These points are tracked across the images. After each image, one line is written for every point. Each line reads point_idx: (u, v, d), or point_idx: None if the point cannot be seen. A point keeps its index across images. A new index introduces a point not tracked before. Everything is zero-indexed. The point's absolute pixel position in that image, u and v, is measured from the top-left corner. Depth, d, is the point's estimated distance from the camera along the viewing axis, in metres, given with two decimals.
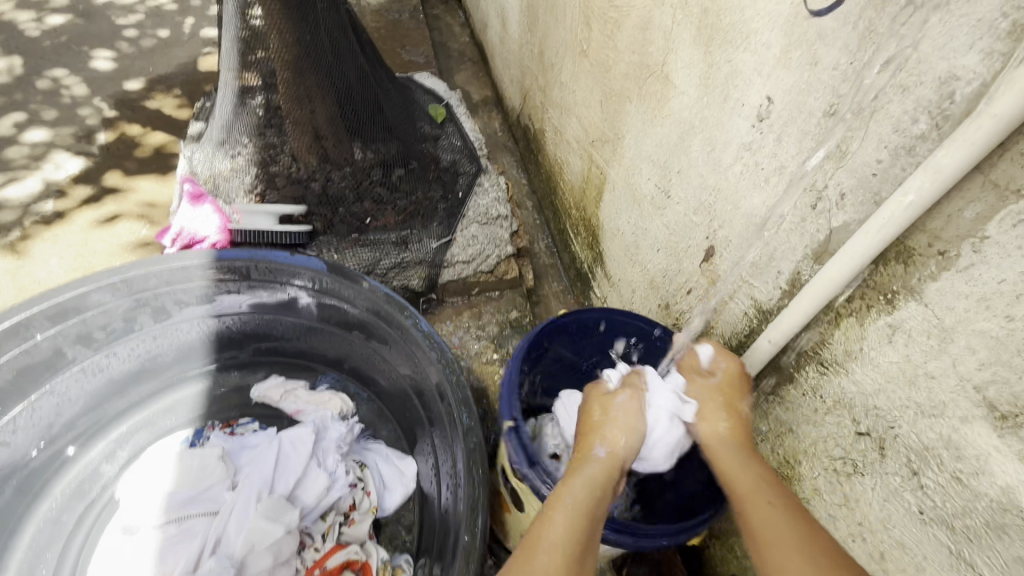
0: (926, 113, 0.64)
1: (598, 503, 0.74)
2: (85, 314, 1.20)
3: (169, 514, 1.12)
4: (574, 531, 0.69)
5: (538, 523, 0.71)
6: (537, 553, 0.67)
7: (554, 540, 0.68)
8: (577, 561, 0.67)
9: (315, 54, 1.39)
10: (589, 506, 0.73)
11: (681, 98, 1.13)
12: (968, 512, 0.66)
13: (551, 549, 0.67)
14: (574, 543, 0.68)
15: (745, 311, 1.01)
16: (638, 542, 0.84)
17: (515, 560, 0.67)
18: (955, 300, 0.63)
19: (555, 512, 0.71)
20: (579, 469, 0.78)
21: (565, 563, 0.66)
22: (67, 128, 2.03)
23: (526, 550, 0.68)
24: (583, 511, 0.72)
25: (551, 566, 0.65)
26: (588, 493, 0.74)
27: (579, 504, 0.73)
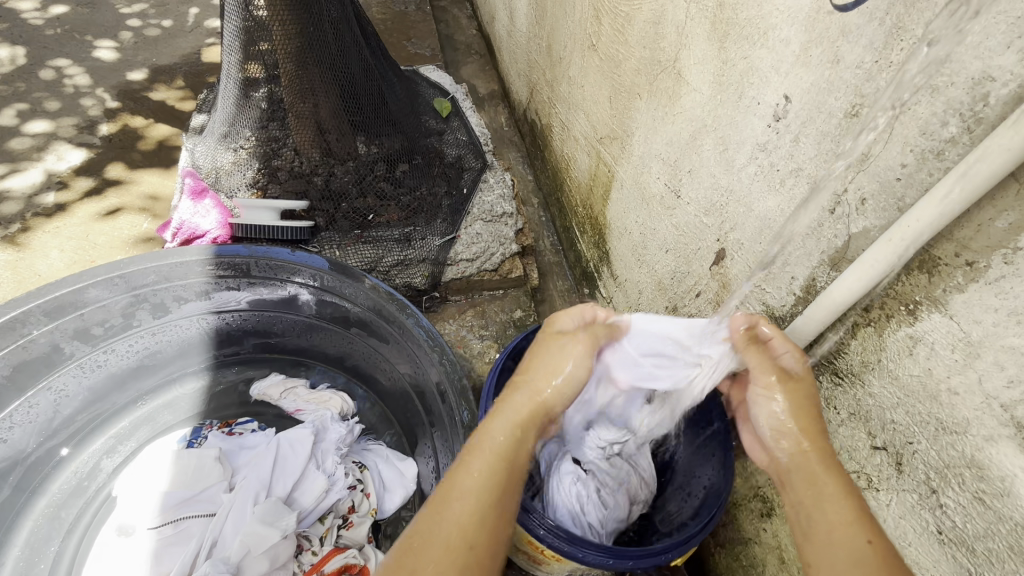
0: (956, 116, 0.60)
1: (518, 447, 0.74)
2: (84, 310, 1.18)
3: (164, 516, 1.10)
4: (489, 475, 0.70)
5: (455, 468, 0.71)
6: (451, 500, 0.67)
7: (470, 485, 0.68)
8: (492, 505, 0.68)
9: (319, 46, 1.36)
10: (509, 453, 0.73)
11: (694, 95, 1.09)
12: (991, 535, 0.63)
13: (467, 497, 0.67)
14: (491, 487, 0.69)
15: (756, 317, 0.98)
16: (619, 563, 0.80)
17: (429, 507, 0.67)
18: (984, 314, 0.60)
19: (472, 458, 0.71)
20: (502, 410, 0.78)
21: (476, 511, 0.66)
22: (69, 118, 2.02)
23: (441, 497, 0.68)
24: (502, 458, 0.72)
25: (462, 518, 0.65)
26: (509, 437, 0.74)
27: (498, 449, 0.73)
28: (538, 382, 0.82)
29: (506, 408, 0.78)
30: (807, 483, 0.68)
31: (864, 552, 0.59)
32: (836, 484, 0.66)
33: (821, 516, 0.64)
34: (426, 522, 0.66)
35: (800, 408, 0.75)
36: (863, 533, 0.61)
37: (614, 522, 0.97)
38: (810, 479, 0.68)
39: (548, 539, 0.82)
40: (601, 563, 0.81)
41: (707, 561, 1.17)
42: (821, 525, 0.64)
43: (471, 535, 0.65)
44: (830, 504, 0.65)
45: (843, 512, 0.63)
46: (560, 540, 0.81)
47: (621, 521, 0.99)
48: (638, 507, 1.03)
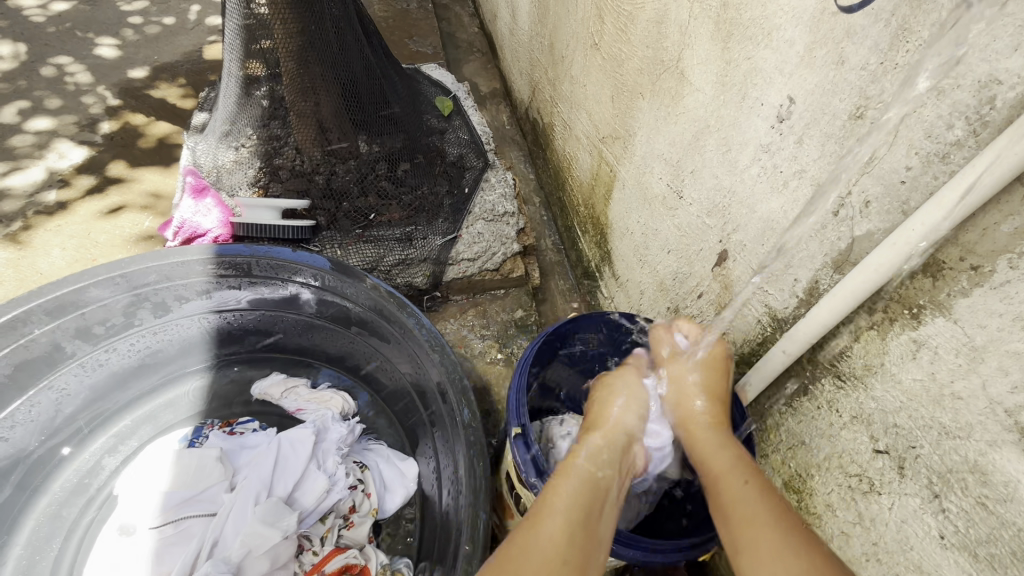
0: (963, 119, 0.60)
1: (603, 471, 0.78)
2: (85, 309, 1.18)
3: (165, 515, 1.10)
4: (579, 497, 0.72)
5: (547, 489, 0.74)
6: (546, 517, 0.69)
7: (562, 505, 0.71)
8: (581, 525, 0.69)
9: (320, 44, 1.35)
10: (594, 476, 0.76)
11: (697, 95, 1.09)
12: (994, 540, 0.63)
13: (560, 516, 0.69)
14: (580, 506, 0.71)
15: (759, 319, 0.98)
16: (648, 556, 0.81)
17: (523, 526, 0.69)
18: (988, 318, 0.60)
19: (561, 480, 0.75)
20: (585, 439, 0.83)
21: (569, 528, 0.68)
22: (71, 116, 2.01)
23: (533, 519, 0.70)
24: (589, 480, 0.75)
25: (556, 535, 0.67)
26: (593, 463, 0.78)
27: (586, 474, 0.76)
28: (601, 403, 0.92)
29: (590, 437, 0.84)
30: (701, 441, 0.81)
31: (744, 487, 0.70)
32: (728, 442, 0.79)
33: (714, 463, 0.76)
34: (522, 539, 0.67)
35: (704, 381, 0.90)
36: (744, 475, 0.72)
37: (624, 520, 0.98)
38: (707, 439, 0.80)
39: None
40: (629, 557, 0.81)
41: (707, 562, 1.16)
42: (714, 470, 0.75)
43: (564, 551, 0.66)
44: (717, 454, 0.77)
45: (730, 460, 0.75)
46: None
47: (632, 520, 1.00)
48: (647, 507, 1.02)
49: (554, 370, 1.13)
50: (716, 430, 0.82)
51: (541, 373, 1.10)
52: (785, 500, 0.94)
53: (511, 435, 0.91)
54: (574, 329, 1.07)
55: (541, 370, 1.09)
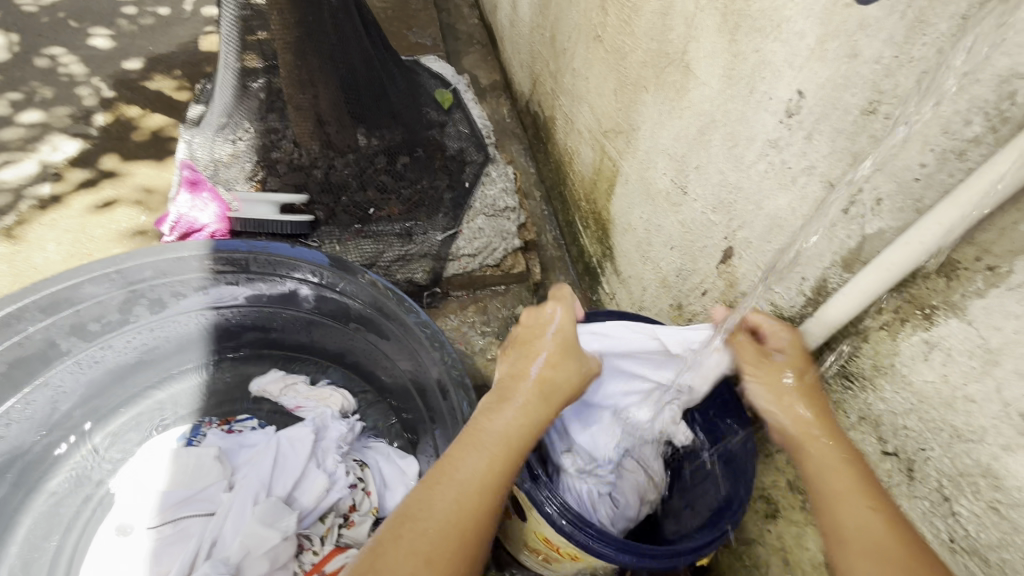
0: (982, 114, 0.58)
1: (524, 438, 0.73)
2: (79, 305, 1.16)
3: (163, 515, 1.09)
4: (491, 466, 0.69)
5: (453, 453, 0.71)
6: (447, 484, 0.67)
7: (469, 471, 0.69)
8: (489, 494, 0.68)
9: (318, 35, 1.32)
10: (511, 441, 0.72)
11: (702, 89, 1.06)
12: (1005, 544, 0.62)
13: (461, 488, 0.67)
14: (489, 477, 0.69)
15: (764, 316, 0.96)
16: (640, 561, 0.79)
17: (425, 484, 0.68)
18: (1004, 320, 0.59)
19: (473, 445, 0.71)
20: (508, 401, 0.75)
21: (477, 494, 0.67)
22: (64, 108, 1.98)
23: (438, 474, 0.69)
24: (503, 446, 0.71)
25: (462, 499, 0.67)
26: (512, 428, 0.73)
27: (502, 438, 0.72)
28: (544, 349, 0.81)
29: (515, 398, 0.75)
30: (812, 452, 0.71)
31: (874, 518, 0.63)
32: (844, 453, 0.70)
33: (834, 481, 0.67)
34: (420, 501, 0.67)
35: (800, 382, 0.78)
36: (867, 500, 0.65)
37: (621, 521, 0.97)
38: (820, 448, 0.70)
39: (573, 534, 0.82)
40: (623, 563, 0.80)
41: (709, 560, 1.16)
42: (835, 490, 0.67)
43: (467, 519, 0.66)
44: (838, 468, 0.68)
45: (855, 480, 0.67)
46: (584, 536, 0.81)
47: (630, 520, 0.99)
48: (647, 506, 1.01)
49: None
50: (833, 439, 0.71)
51: None
52: (790, 499, 0.93)
53: None
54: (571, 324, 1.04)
55: None
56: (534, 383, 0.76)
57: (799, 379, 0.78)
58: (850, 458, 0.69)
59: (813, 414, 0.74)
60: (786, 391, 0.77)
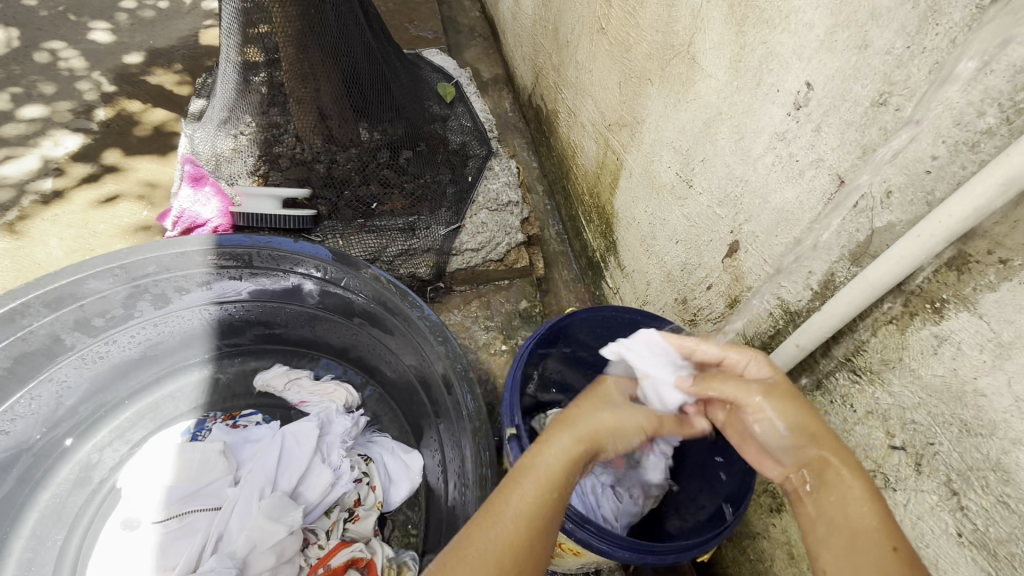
0: (995, 105, 0.58)
1: (573, 478, 0.68)
2: (83, 300, 1.16)
3: (169, 509, 1.10)
4: (540, 503, 0.65)
5: (504, 487, 0.67)
6: (498, 519, 0.64)
7: (518, 508, 0.64)
8: (540, 533, 0.64)
9: (321, 28, 1.31)
10: (561, 481, 0.67)
11: (709, 81, 1.05)
12: (1015, 539, 0.62)
13: (510, 526, 0.63)
14: (538, 516, 0.64)
15: (770, 310, 0.95)
16: (644, 557, 0.79)
17: (477, 519, 0.65)
18: (1015, 313, 0.58)
19: (523, 482, 0.66)
20: (559, 435, 0.70)
21: (525, 533, 0.63)
22: (65, 103, 1.97)
23: (487, 511, 0.65)
24: (553, 485, 0.66)
25: (508, 536, 0.62)
26: (564, 466, 0.68)
27: (551, 475, 0.67)
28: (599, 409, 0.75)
29: (563, 436, 0.70)
30: (825, 485, 0.62)
31: (893, 562, 0.53)
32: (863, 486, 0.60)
33: (850, 517, 0.58)
34: (471, 536, 0.63)
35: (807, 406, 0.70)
36: (887, 539, 0.55)
37: (626, 516, 0.98)
38: (834, 478, 0.62)
39: (575, 532, 0.81)
40: (625, 559, 0.79)
41: (714, 554, 1.16)
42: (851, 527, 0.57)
43: (519, 558, 0.62)
44: (857, 504, 0.59)
45: (876, 516, 0.57)
46: (588, 534, 0.80)
47: (633, 515, 1.00)
48: (651, 502, 1.02)
49: (553, 362, 1.11)
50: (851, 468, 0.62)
51: (542, 366, 1.08)
52: None
53: (505, 436, 0.90)
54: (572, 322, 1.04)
55: (540, 362, 1.07)
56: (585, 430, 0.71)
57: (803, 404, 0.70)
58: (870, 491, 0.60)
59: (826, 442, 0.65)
60: (788, 414, 0.69)
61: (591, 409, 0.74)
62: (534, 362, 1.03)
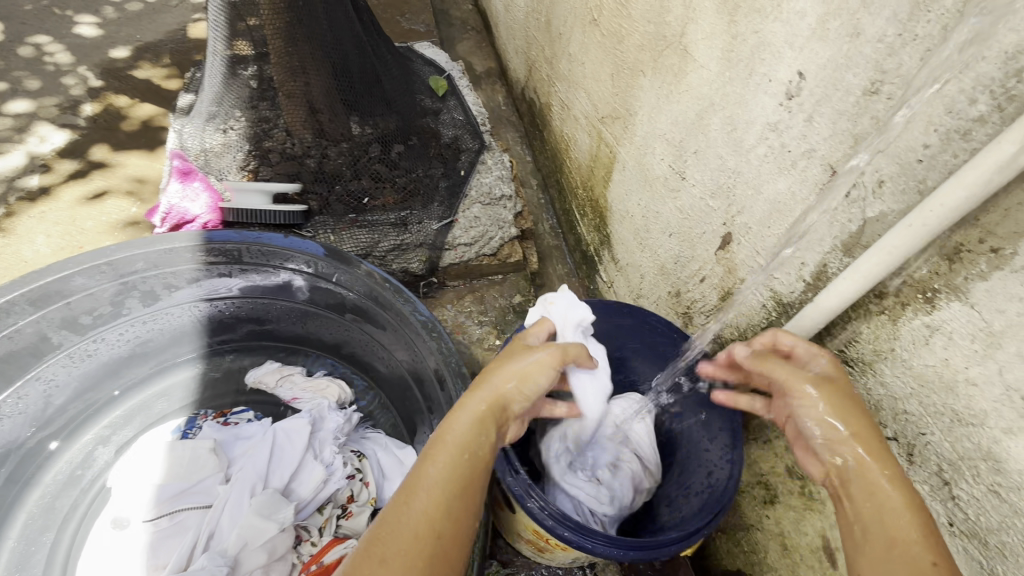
0: (987, 92, 0.57)
1: (484, 438, 0.72)
2: (70, 298, 1.15)
3: (159, 508, 1.09)
4: (454, 469, 0.68)
5: (419, 465, 0.68)
6: (415, 493, 0.65)
7: (434, 477, 0.66)
8: (457, 499, 0.66)
9: (310, 22, 1.29)
10: (471, 443, 0.71)
11: (701, 72, 1.04)
12: (1006, 528, 0.62)
13: (429, 496, 0.65)
14: (453, 482, 0.67)
15: (763, 303, 0.95)
16: (628, 554, 0.78)
17: (395, 499, 0.66)
18: (1007, 303, 0.58)
19: (436, 453, 0.69)
20: (466, 402, 0.75)
21: (443, 501, 0.65)
22: (51, 98, 1.94)
23: (408, 488, 0.66)
24: (463, 448, 0.70)
25: (426, 509, 0.64)
26: (472, 429, 0.72)
27: (461, 441, 0.70)
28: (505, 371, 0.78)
29: (470, 400, 0.75)
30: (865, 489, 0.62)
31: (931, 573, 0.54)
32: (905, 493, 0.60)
33: (894, 526, 0.58)
34: (389, 515, 0.64)
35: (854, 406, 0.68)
36: (927, 552, 0.55)
37: (618, 509, 0.97)
38: (874, 484, 0.62)
39: (555, 529, 0.81)
40: (609, 556, 0.79)
41: (708, 546, 1.16)
42: (892, 536, 0.58)
43: (439, 523, 0.64)
44: (899, 514, 0.59)
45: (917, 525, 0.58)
46: (569, 531, 0.80)
47: (625, 509, 0.99)
48: (642, 495, 1.01)
49: None
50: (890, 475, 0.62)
51: None
52: (788, 486, 0.93)
53: None
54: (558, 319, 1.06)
55: None
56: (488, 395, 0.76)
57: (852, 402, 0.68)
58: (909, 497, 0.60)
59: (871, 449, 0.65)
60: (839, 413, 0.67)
61: (493, 367, 0.79)
62: None
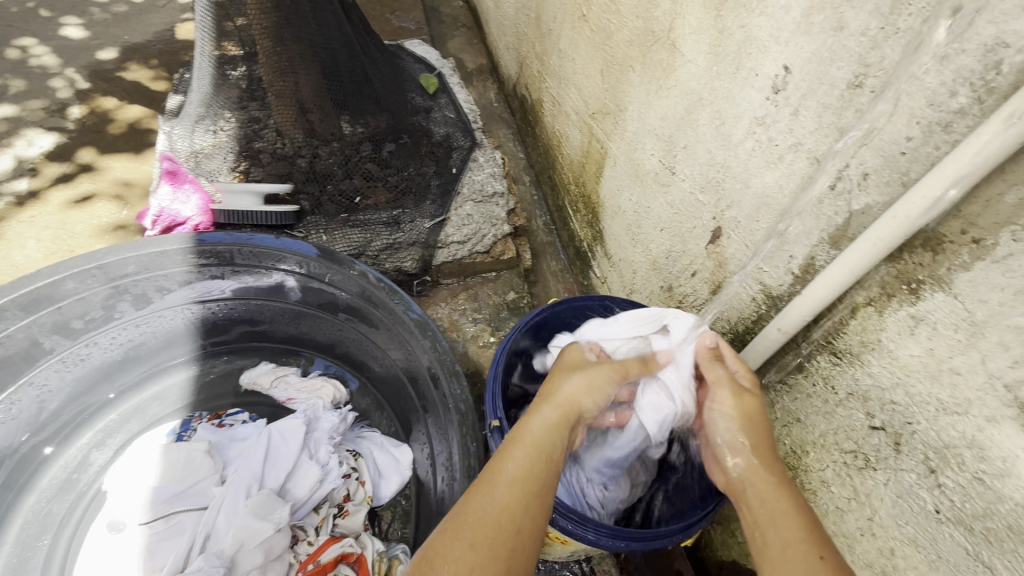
0: (966, 85, 0.58)
1: (557, 443, 0.73)
2: (61, 302, 1.15)
3: (154, 511, 1.09)
4: (530, 467, 0.69)
5: (497, 459, 0.70)
6: (495, 484, 0.67)
7: (512, 472, 0.68)
8: (535, 495, 0.67)
9: (297, 20, 1.28)
10: (547, 447, 0.72)
11: (689, 67, 1.05)
12: (990, 515, 0.63)
13: (507, 488, 0.66)
14: (531, 478, 0.68)
15: (753, 296, 0.96)
16: (630, 545, 0.80)
17: (472, 490, 0.68)
18: (989, 293, 0.59)
19: (513, 450, 0.70)
20: (539, 409, 0.76)
21: (522, 496, 0.66)
22: (37, 101, 1.93)
23: (487, 478, 0.68)
24: (541, 450, 0.71)
25: (504, 497, 0.65)
26: (547, 433, 0.73)
27: (538, 443, 0.72)
28: (578, 387, 0.81)
29: (545, 408, 0.77)
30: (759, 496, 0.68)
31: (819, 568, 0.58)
32: (792, 499, 0.66)
33: (782, 527, 0.63)
34: (470, 504, 0.66)
35: (755, 421, 0.77)
36: (814, 549, 0.60)
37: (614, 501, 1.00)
38: (760, 490, 0.69)
39: (558, 521, 0.82)
40: (613, 548, 0.80)
41: (703, 537, 1.17)
42: (781, 537, 0.62)
43: (517, 519, 0.64)
44: (784, 514, 0.64)
45: (804, 526, 0.63)
46: (572, 522, 0.81)
47: (621, 501, 1.01)
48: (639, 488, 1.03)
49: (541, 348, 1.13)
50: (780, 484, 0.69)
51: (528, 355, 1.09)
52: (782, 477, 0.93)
53: (488, 427, 0.90)
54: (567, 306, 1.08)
55: (526, 350, 1.08)
56: (562, 404, 0.78)
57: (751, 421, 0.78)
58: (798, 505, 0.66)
59: (764, 460, 0.73)
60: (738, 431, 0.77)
61: (561, 380, 0.82)
62: (518, 350, 1.04)
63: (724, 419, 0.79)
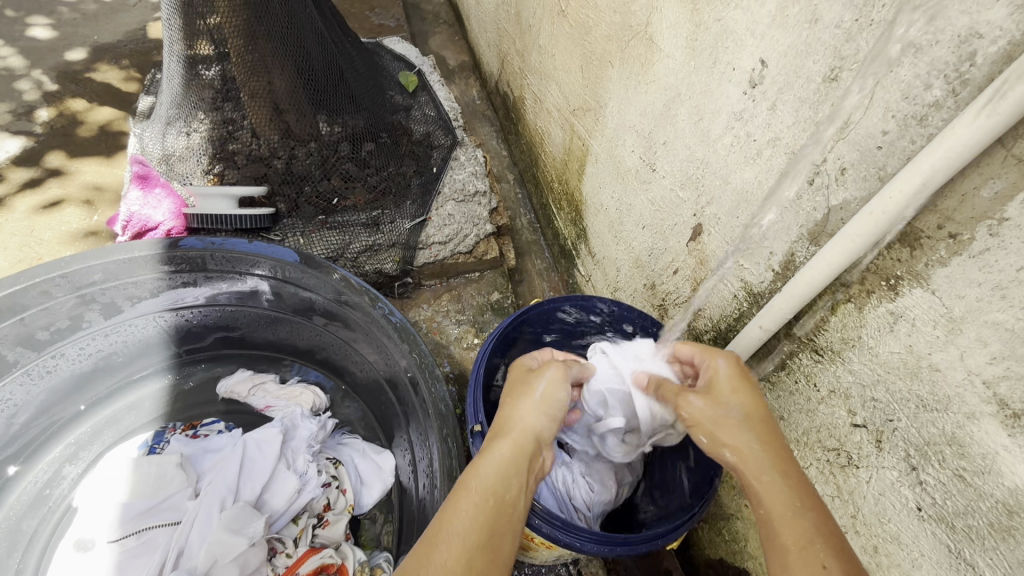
0: (941, 77, 0.57)
1: (507, 483, 0.70)
2: (24, 313, 1.11)
3: (125, 527, 1.06)
4: (476, 517, 0.66)
5: (443, 512, 0.67)
6: (437, 543, 0.63)
7: (457, 528, 0.65)
8: (482, 550, 0.64)
9: (269, 18, 1.24)
10: (497, 490, 0.69)
11: (667, 62, 1.03)
12: (971, 512, 0.62)
13: (451, 547, 0.63)
14: (475, 531, 0.65)
15: (734, 294, 0.95)
16: (613, 549, 0.78)
17: (418, 549, 0.64)
18: (967, 288, 0.58)
19: (459, 501, 0.67)
20: (489, 449, 0.74)
21: (465, 552, 0.63)
22: (3, 104, 1.86)
23: (430, 538, 0.65)
24: (488, 496, 0.68)
25: (451, 555, 0.62)
26: (498, 475, 0.70)
27: (485, 488, 0.69)
28: (529, 419, 0.79)
29: (494, 446, 0.74)
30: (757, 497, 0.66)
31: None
32: (793, 500, 0.63)
33: (783, 532, 0.61)
34: (414, 564, 0.62)
35: (751, 409, 0.73)
36: (820, 555, 0.58)
37: (601, 502, 1.01)
38: (767, 488, 0.65)
39: (541, 527, 0.80)
40: (593, 551, 0.78)
41: (690, 536, 1.16)
42: (785, 543, 0.61)
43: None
44: (785, 519, 0.62)
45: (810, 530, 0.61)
46: (553, 528, 0.79)
47: (606, 503, 1.01)
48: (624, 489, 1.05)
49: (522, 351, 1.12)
50: (782, 480, 0.65)
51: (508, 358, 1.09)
52: None
53: (470, 432, 0.88)
54: (547, 309, 1.06)
55: (505, 352, 1.07)
56: (510, 441, 0.75)
57: (746, 408, 0.73)
58: (800, 504, 0.63)
59: (768, 452, 0.68)
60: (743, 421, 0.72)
61: (513, 409, 0.80)
62: (498, 353, 1.04)
63: (723, 409, 0.74)
